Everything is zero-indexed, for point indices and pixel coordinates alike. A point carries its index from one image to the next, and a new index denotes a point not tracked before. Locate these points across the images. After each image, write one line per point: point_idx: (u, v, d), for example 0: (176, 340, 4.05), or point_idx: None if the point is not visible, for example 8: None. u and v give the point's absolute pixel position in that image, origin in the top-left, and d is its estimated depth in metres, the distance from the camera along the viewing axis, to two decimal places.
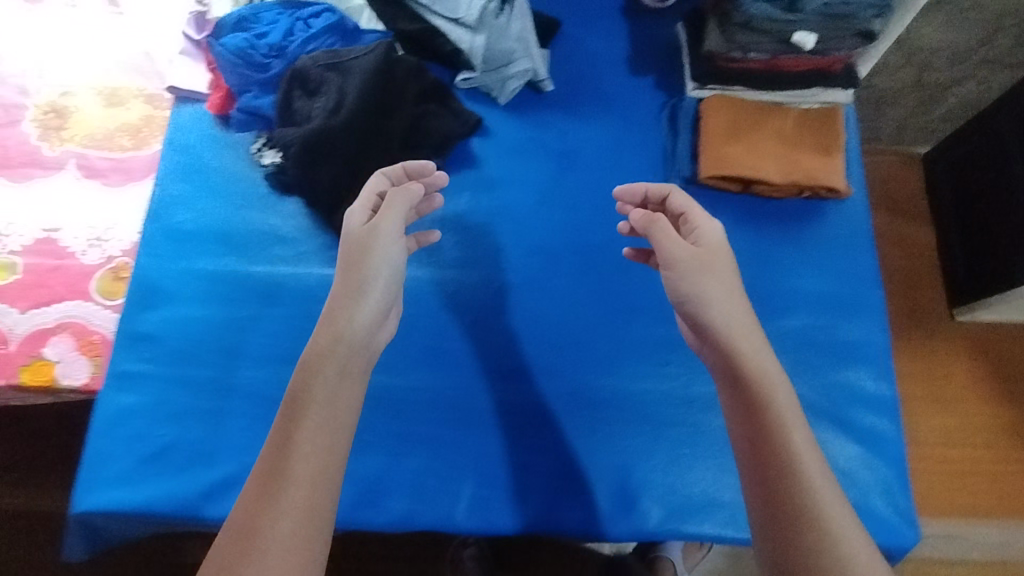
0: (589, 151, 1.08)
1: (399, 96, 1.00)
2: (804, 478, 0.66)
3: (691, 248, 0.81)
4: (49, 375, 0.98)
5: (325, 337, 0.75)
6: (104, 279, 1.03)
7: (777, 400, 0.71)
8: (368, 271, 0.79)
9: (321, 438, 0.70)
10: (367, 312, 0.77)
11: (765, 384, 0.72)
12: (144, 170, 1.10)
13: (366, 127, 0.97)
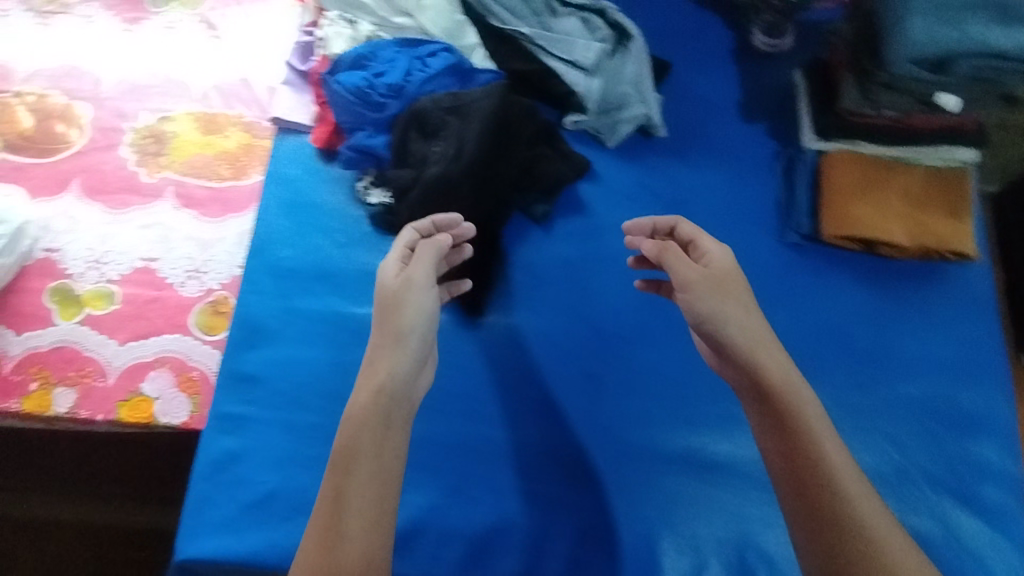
0: (699, 199, 1.05)
1: (515, 140, 0.98)
2: (850, 493, 0.68)
3: (702, 271, 0.79)
4: (148, 412, 0.96)
5: (359, 408, 0.72)
6: (203, 313, 1.02)
7: (806, 417, 0.72)
8: (401, 328, 0.75)
9: (370, 479, 0.69)
10: (399, 363, 0.74)
11: (790, 399, 0.73)
12: (243, 200, 1.08)
13: (486, 173, 0.94)
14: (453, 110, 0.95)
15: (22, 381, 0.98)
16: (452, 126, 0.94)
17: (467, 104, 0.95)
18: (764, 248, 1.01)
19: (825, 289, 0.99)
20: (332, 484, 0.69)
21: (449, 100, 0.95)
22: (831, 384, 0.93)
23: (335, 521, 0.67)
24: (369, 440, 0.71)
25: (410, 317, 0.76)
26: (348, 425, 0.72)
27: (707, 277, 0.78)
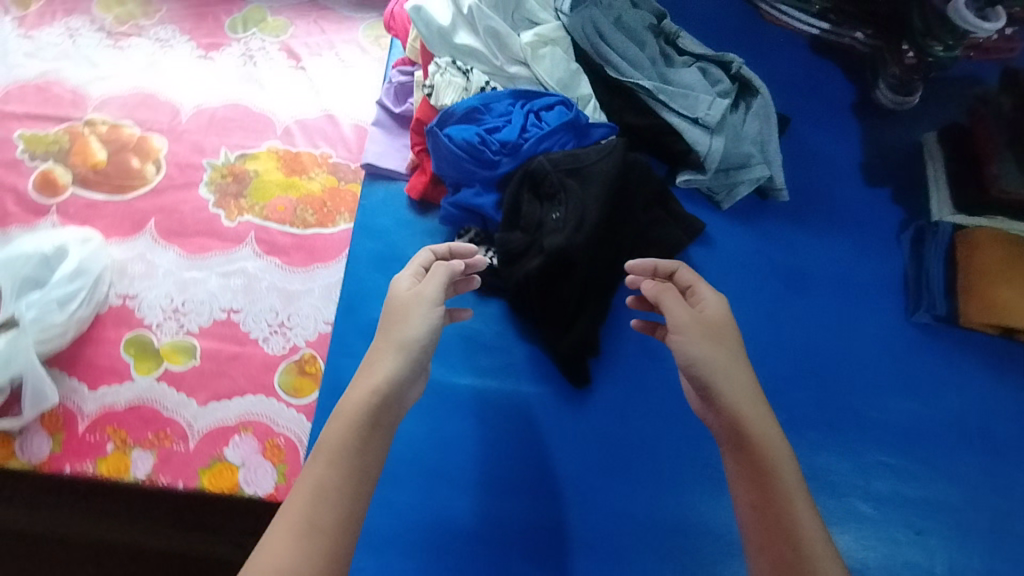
0: (820, 269, 0.98)
1: (631, 204, 0.92)
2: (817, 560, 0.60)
3: (695, 314, 0.72)
4: (232, 481, 0.90)
5: (352, 404, 0.65)
6: (289, 373, 0.96)
7: (784, 477, 0.64)
8: (397, 339, 0.69)
9: (339, 481, 0.61)
10: (394, 370, 0.67)
11: (773, 460, 0.65)
12: (330, 251, 1.02)
13: (602, 244, 0.87)
14: (572, 173, 0.87)
15: (97, 441, 0.91)
16: (572, 192, 0.86)
17: (587, 167, 0.87)
18: (892, 327, 0.95)
19: (959, 375, 0.92)
20: (302, 481, 0.61)
21: (568, 161, 0.87)
22: (963, 483, 0.87)
23: (309, 521, 0.59)
24: (348, 441, 0.63)
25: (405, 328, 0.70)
26: (333, 425, 0.64)
27: (702, 324, 0.72)
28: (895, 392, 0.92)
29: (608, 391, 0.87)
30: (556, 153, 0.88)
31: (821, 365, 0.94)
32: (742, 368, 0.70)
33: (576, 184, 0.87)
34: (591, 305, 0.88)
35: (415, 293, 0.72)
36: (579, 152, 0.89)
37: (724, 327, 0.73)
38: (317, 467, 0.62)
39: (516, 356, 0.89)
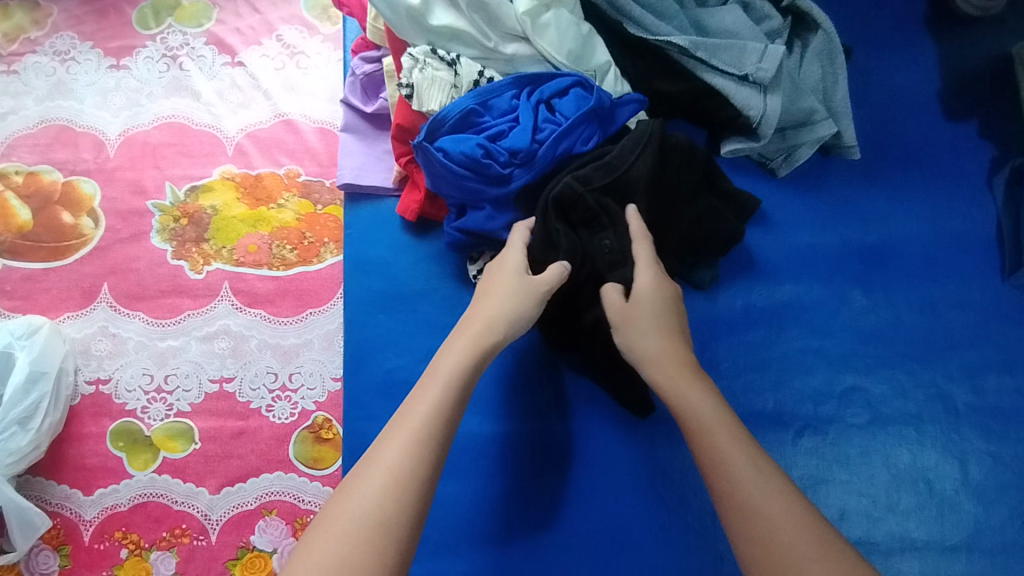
0: (901, 232, 0.82)
1: (670, 202, 0.79)
2: (776, 515, 0.52)
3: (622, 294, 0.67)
4: (267, 569, 0.81)
5: (451, 364, 0.59)
6: (303, 441, 0.84)
7: (723, 435, 0.57)
8: (501, 306, 0.64)
9: (438, 432, 0.55)
10: (497, 330, 0.63)
11: (708, 424, 0.58)
12: (321, 292, 0.87)
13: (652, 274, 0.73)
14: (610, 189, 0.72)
15: (108, 548, 0.81)
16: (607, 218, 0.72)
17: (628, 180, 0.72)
18: (986, 291, 0.81)
19: None
20: (401, 424, 0.55)
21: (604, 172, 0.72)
22: None
23: (409, 468, 0.52)
24: (449, 391, 0.57)
25: (513, 300, 0.65)
26: (432, 382, 0.58)
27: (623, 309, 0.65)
28: (997, 367, 0.80)
29: (671, 419, 0.76)
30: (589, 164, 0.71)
31: (912, 344, 0.81)
32: (670, 339, 0.64)
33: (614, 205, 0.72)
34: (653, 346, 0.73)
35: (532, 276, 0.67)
36: (613, 154, 0.72)
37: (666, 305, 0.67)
38: (426, 407, 0.56)
39: (561, 389, 0.78)
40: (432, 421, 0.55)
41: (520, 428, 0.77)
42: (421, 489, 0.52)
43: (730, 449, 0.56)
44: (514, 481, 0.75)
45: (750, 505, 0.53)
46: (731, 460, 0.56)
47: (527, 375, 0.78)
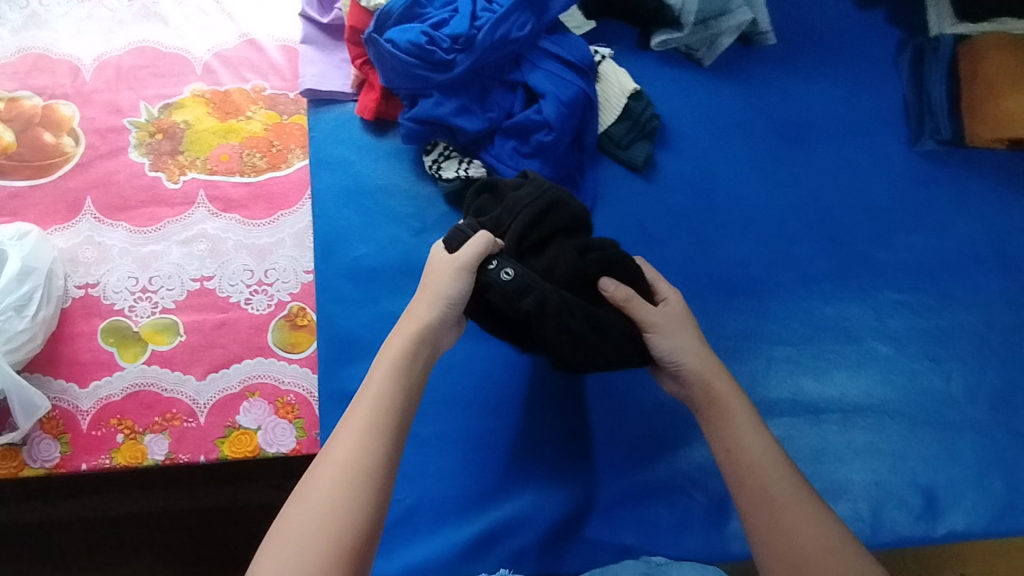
0: (817, 111, 0.90)
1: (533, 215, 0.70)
2: (794, 509, 0.63)
3: (663, 312, 0.72)
4: (253, 444, 0.88)
5: (388, 359, 0.66)
6: (281, 329, 0.91)
7: (761, 441, 0.68)
8: (428, 298, 0.68)
9: (380, 423, 0.63)
10: (433, 319, 0.68)
11: (750, 427, 0.68)
12: (290, 194, 0.94)
13: (558, 325, 0.67)
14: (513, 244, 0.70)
15: (105, 434, 0.88)
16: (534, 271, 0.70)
17: (522, 232, 0.69)
18: (895, 160, 0.89)
19: (965, 198, 0.89)
20: (349, 425, 0.63)
21: (493, 229, 0.71)
22: (977, 307, 0.87)
23: (359, 459, 0.60)
24: (387, 391, 0.64)
25: (433, 290, 0.68)
26: (371, 384, 0.65)
27: (668, 317, 0.72)
28: (905, 227, 0.89)
29: None
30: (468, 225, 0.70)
31: (826, 214, 0.90)
32: (703, 352, 0.72)
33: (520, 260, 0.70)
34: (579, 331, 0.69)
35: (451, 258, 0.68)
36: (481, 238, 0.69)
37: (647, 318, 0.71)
38: (369, 405, 0.63)
39: None
40: (373, 416, 0.62)
41: None
42: (366, 478, 0.60)
43: (767, 450, 0.67)
44: None
45: (778, 499, 0.64)
46: (763, 462, 0.66)
47: None
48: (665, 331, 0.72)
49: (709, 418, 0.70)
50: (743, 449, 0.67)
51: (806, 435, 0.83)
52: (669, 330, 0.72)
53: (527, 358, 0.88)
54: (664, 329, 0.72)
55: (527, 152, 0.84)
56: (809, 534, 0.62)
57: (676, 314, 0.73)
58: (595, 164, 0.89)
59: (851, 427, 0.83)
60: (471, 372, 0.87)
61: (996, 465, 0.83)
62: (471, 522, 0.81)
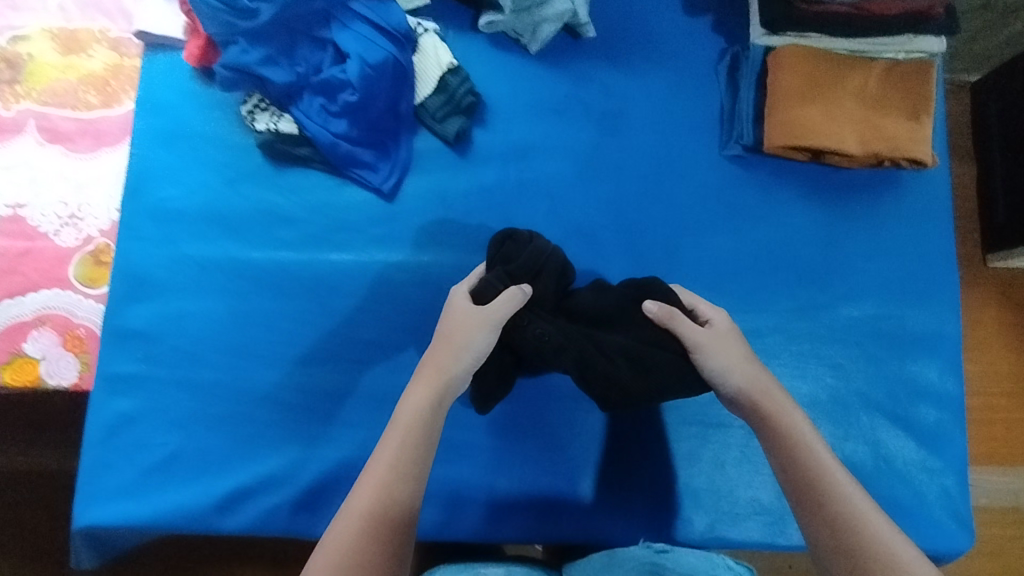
0: (637, 109, 0.92)
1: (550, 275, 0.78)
2: (865, 527, 0.60)
3: (709, 331, 0.75)
4: (35, 374, 0.88)
5: (409, 412, 0.69)
6: (84, 264, 0.91)
7: (820, 459, 0.66)
8: (454, 353, 0.73)
9: (403, 464, 0.65)
10: (462, 369, 0.73)
11: (803, 449, 0.67)
12: (117, 134, 0.95)
13: (594, 369, 0.76)
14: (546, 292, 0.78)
15: None
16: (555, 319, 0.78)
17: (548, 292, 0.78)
18: (707, 163, 0.91)
19: (770, 207, 0.90)
20: (372, 470, 0.65)
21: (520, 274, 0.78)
22: (769, 313, 0.87)
23: (384, 489, 0.64)
24: (409, 434, 0.67)
25: (459, 349, 0.73)
26: (394, 430, 0.68)
27: (710, 337, 0.75)
28: (710, 228, 0.89)
29: (405, 253, 0.88)
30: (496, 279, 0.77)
31: (634, 208, 0.90)
32: (749, 365, 0.74)
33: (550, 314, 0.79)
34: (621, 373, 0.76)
35: (481, 308, 0.74)
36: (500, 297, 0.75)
37: (696, 341, 0.74)
38: (392, 443, 0.67)
39: (316, 227, 0.88)
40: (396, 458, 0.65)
41: (275, 257, 0.88)
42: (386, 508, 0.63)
43: (826, 469, 0.65)
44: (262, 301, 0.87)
45: (837, 519, 0.61)
46: (831, 483, 0.64)
47: (286, 211, 0.89)
48: (718, 349, 0.74)
49: (773, 441, 0.68)
50: (811, 460, 0.66)
51: (574, 421, 0.87)
52: (723, 342, 0.75)
53: (314, 315, 0.87)
54: (707, 348, 0.74)
55: (334, 111, 0.86)
56: (875, 555, 0.58)
57: (722, 333, 0.76)
58: (410, 134, 0.90)
59: (618, 419, 0.87)
60: (258, 325, 0.86)
61: (755, 473, 0.86)
62: (228, 474, 0.83)
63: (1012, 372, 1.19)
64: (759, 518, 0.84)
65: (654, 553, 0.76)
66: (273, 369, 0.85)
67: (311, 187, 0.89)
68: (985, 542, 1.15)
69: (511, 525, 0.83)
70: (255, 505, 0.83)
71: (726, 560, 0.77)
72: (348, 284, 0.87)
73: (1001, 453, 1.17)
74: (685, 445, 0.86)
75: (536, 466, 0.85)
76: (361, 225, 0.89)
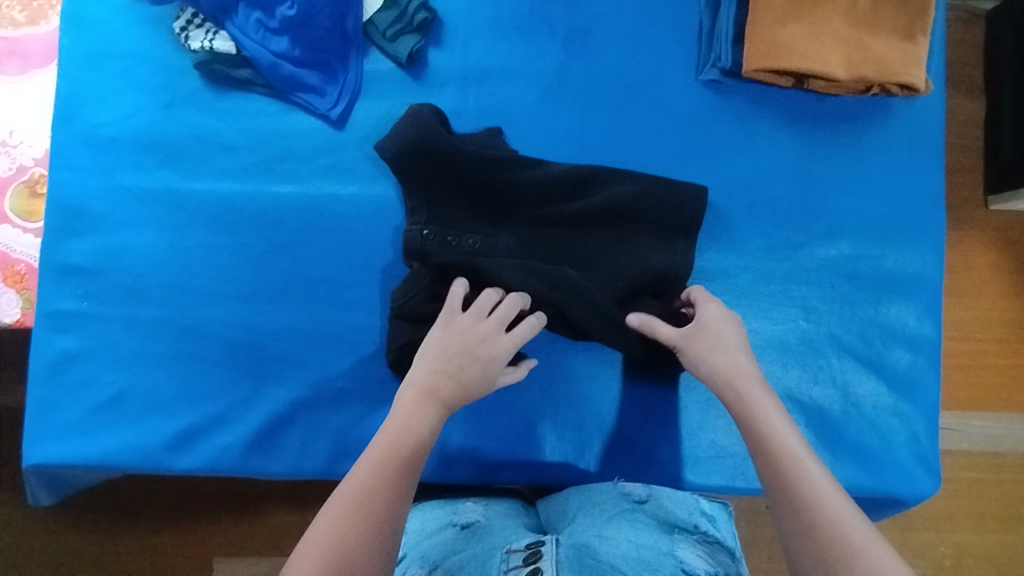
0: (606, 29, 0.85)
1: (439, 184, 0.77)
2: (824, 511, 0.55)
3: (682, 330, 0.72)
4: None
5: (409, 404, 0.66)
6: (20, 196, 0.86)
7: (790, 447, 0.61)
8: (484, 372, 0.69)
9: (398, 449, 0.62)
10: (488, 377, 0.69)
11: (774, 439, 0.61)
12: (46, 54, 0.89)
13: (547, 280, 0.76)
14: (457, 184, 0.78)
15: None
16: (456, 205, 0.78)
17: (434, 213, 0.78)
18: (680, 88, 0.85)
19: (747, 137, 0.84)
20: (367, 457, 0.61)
21: (426, 196, 0.78)
22: (741, 250, 0.83)
23: (363, 493, 0.58)
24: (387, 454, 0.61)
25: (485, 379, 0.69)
26: (393, 417, 0.65)
27: (689, 332, 0.72)
28: (683, 158, 0.83)
29: (356, 187, 0.83)
30: (408, 195, 0.78)
31: (602, 138, 0.83)
32: (735, 354, 0.69)
33: (465, 232, 0.78)
34: (570, 275, 0.76)
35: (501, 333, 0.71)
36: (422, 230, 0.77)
37: (679, 344, 0.72)
38: (393, 428, 0.64)
39: (261, 156, 0.83)
40: (393, 444, 0.62)
41: (218, 189, 0.83)
42: (387, 480, 0.59)
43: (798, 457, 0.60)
44: (204, 234, 0.83)
45: (804, 506, 0.56)
46: (793, 468, 0.59)
47: (229, 140, 0.83)
48: (708, 338, 0.71)
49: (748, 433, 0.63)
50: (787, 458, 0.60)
51: (532, 360, 0.84)
52: (714, 326, 0.71)
53: (262, 252, 0.83)
54: (698, 340, 0.71)
55: (273, 27, 0.80)
56: (831, 540, 0.54)
57: (704, 320, 0.72)
58: (360, 55, 0.84)
59: (581, 359, 0.84)
60: (203, 259, 0.82)
61: (719, 418, 0.84)
62: (176, 415, 0.80)
63: (1001, 318, 1.15)
64: (721, 462, 0.83)
65: (630, 500, 0.77)
66: (220, 306, 0.82)
67: (254, 113, 0.84)
68: (958, 485, 1.14)
69: (467, 467, 0.82)
70: (207, 444, 0.80)
71: (698, 502, 0.79)
72: (296, 218, 0.83)
73: (982, 399, 1.15)
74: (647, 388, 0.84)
75: (491, 410, 0.83)
76: (309, 154, 0.83)
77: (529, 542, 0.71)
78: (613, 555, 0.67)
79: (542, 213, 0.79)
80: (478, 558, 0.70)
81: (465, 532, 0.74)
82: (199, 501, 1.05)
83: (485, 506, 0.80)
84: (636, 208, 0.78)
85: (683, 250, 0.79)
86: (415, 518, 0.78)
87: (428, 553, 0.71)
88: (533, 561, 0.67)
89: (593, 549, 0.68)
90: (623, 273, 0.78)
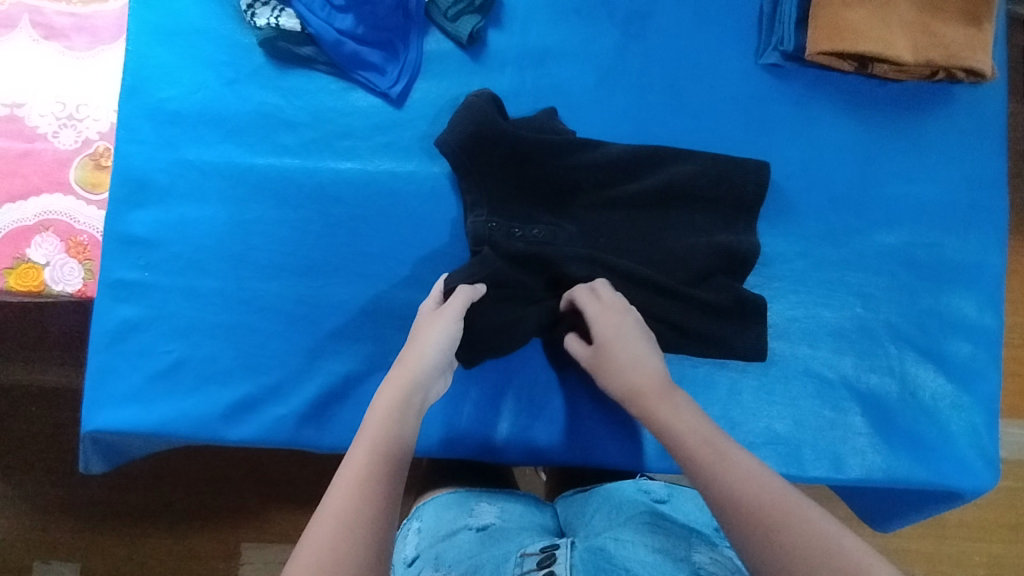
0: (664, 14, 0.85)
1: (501, 166, 0.77)
2: (756, 501, 0.50)
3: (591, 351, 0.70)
4: (38, 280, 0.84)
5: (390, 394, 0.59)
6: (84, 168, 0.88)
7: (708, 441, 0.56)
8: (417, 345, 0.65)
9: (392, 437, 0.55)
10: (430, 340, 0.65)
11: (697, 438, 0.56)
12: (115, 31, 0.91)
13: (613, 265, 0.77)
14: (520, 167, 0.78)
15: None
16: (517, 184, 0.78)
17: (497, 200, 0.77)
18: (739, 73, 0.84)
19: (806, 122, 0.84)
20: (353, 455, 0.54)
21: (487, 180, 0.77)
22: (798, 236, 0.82)
23: (364, 486, 0.51)
24: (374, 465, 0.53)
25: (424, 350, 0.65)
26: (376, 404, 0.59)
27: (599, 347, 0.69)
28: (740, 141, 0.83)
29: (413, 165, 0.84)
30: (469, 177, 0.78)
31: (660, 121, 0.83)
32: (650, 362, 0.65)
33: (529, 220, 0.78)
34: (636, 266, 0.77)
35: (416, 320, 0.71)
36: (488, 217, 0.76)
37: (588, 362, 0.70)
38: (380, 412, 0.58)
39: (321, 133, 0.85)
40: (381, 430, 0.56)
41: (278, 165, 0.84)
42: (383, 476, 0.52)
43: (746, 478, 0.52)
44: (262, 209, 0.84)
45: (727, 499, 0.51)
46: (704, 459, 0.54)
47: (291, 117, 0.85)
48: (612, 355, 0.67)
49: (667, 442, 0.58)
50: (704, 457, 0.54)
51: None
52: (614, 344, 0.67)
53: (319, 228, 0.84)
54: (598, 364, 0.68)
55: (338, 5, 0.83)
56: (777, 528, 0.48)
57: (607, 336, 0.68)
58: (421, 34, 0.85)
59: None
60: (261, 233, 0.83)
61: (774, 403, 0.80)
62: (231, 386, 0.81)
63: None
64: (778, 448, 0.78)
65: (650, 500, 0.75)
66: (277, 279, 0.83)
67: (315, 91, 0.85)
68: (999, 495, 1.12)
69: (519, 439, 0.79)
70: (261, 416, 0.81)
71: None
72: (352, 194, 0.84)
73: None
74: (700, 371, 0.80)
75: (546, 383, 0.81)
76: (368, 132, 0.84)
77: (544, 545, 0.71)
78: (629, 559, 0.65)
79: (604, 197, 0.80)
80: (494, 560, 0.69)
81: (480, 534, 0.73)
82: (222, 495, 1.08)
83: (501, 507, 0.78)
84: (701, 187, 0.79)
85: (745, 229, 0.79)
86: (429, 517, 0.78)
87: (442, 555, 0.70)
88: (548, 565, 0.67)
89: (608, 554, 0.67)
90: (685, 258, 0.78)
